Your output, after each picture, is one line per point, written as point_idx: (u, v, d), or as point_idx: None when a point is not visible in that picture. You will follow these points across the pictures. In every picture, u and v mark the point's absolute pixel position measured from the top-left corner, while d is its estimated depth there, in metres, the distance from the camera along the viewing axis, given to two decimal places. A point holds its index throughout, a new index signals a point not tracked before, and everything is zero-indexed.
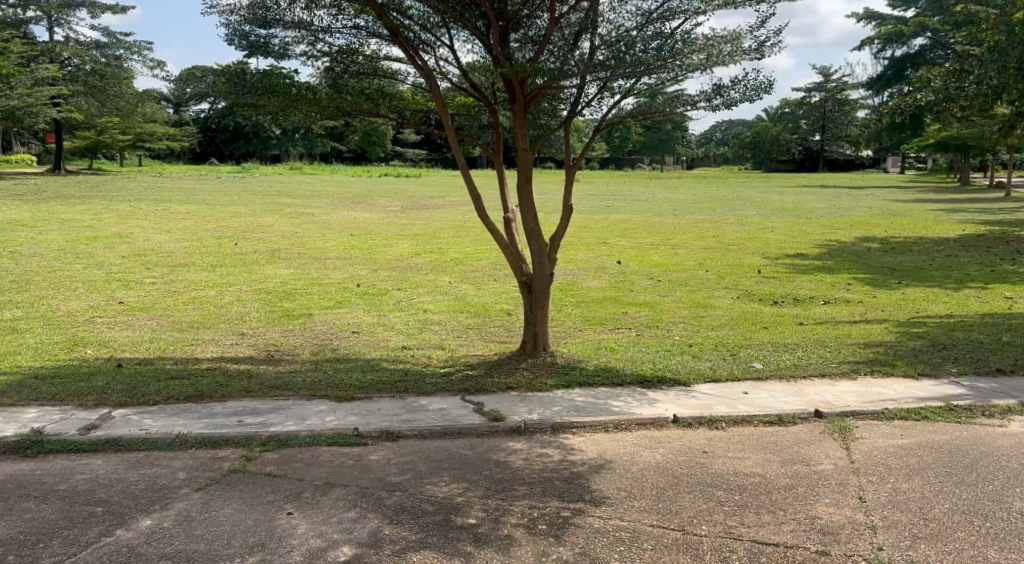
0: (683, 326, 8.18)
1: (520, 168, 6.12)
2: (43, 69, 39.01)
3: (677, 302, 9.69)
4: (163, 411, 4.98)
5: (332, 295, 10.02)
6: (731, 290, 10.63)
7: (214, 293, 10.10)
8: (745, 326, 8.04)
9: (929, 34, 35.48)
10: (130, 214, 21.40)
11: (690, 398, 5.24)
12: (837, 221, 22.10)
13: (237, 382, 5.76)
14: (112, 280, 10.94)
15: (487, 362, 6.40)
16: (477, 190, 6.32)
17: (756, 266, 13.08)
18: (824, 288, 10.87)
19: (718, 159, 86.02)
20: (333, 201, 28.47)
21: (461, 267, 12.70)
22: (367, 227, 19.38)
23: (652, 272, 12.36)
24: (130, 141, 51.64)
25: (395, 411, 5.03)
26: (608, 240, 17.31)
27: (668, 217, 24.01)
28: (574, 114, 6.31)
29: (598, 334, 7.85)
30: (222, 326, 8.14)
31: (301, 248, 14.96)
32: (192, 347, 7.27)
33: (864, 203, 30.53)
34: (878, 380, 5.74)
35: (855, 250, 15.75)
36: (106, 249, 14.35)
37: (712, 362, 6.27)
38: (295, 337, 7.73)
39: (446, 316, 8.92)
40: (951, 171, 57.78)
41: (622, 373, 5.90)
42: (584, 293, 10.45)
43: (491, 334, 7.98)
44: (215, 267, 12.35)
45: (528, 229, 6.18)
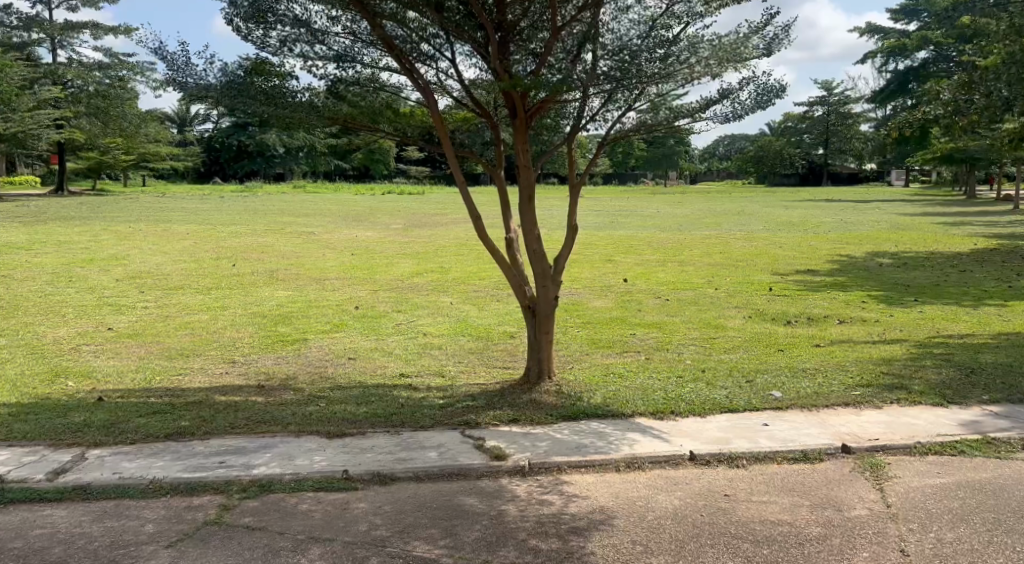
0: (694, 349, 7.83)
1: (522, 187, 5.78)
2: (47, 90, 38.98)
3: (687, 322, 9.33)
4: (140, 451, 4.65)
5: (330, 318, 9.71)
6: (742, 309, 10.29)
7: (208, 317, 9.79)
8: (760, 348, 7.68)
9: (934, 47, 35.24)
10: (129, 235, 21.15)
11: (706, 432, 4.87)
12: (845, 235, 21.75)
13: (224, 416, 5.44)
14: (104, 304, 10.64)
15: (488, 392, 6.03)
16: (477, 208, 5.98)
17: (767, 283, 12.72)
18: (838, 306, 10.51)
19: (721, 173, 85.88)
20: (336, 219, 28.25)
21: (463, 287, 12.37)
22: (368, 246, 19.10)
23: (659, 291, 12.02)
24: (134, 162, 51.64)
25: (389, 448, 4.69)
26: (613, 257, 16.99)
27: (674, 233, 23.69)
28: (578, 128, 6.00)
29: (606, 358, 7.50)
30: (213, 353, 7.81)
31: (300, 269, 14.67)
32: (180, 376, 6.94)
33: (871, 217, 30.20)
34: (905, 409, 5.38)
35: (867, 266, 15.39)
36: (100, 271, 14.06)
37: (728, 389, 5.91)
38: (288, 364, 7.39)
39: (447, 339, 8.59)
40: (956, 184, 57.49)
41: (632, 403, 5.55)
42: (590, 313, 10.12)
43: (494, 360, 7.63)
44: (210, 290, 12.03)
45: (532, 249, 5.83)
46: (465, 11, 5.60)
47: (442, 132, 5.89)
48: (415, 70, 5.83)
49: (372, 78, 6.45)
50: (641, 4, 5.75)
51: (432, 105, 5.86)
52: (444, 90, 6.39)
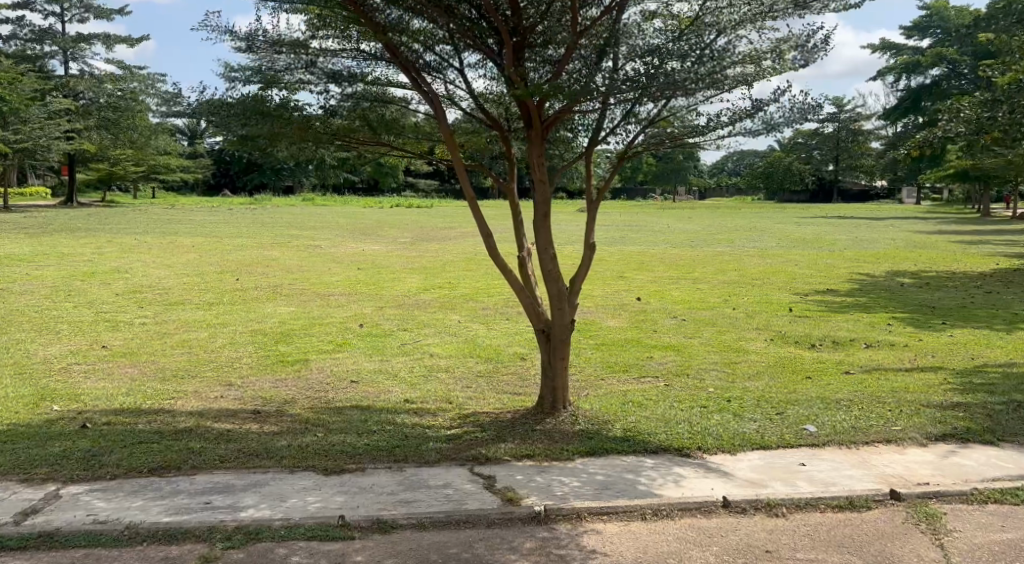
0: (716, 375, 7.41)
1: (537, 202, 5.38)
2: (59, 103, 38.96)
3: (706, 345, 8.92)
4: (119, 489, 4.26)
5: (334, 337, 9.32)
6: (762, 331, 9.87)
7: (207, 335, 9.41)
8: (786, 376, 7.24)
9: (949, 64, 34.81)
10: (134, 247, 20.85)
11: (738, 474, 4.45)
12: (861, 254, 21.28)
13: (214, 448, 5.05)
14: (101, 320, 10.30)
15: (498, 421, 5.59)
16: (488, 225, 5.58)
17: (786, 303, 12.29)
18: (863, 329, 10.06)
19: (730, 189, 85.52)
20: (342, 233, 27.94)
21: (471, 304, 11.98)
22: (375, 260, 18.76)
23: (674, 310, 11.61)
24: (143, 173, 51.62)
25: (391, 488, 4.28)
26: (625, 274, 16.57)
27: (685, 249, 23.28)
28: (597, 141, 5.59)
29: (623, 384, 7.08)
30: (209, 375, 7.43)
31: (305, 284, 14.32)
32: (172, 400, 6.56)
33: (886, 234, 29.72)
34: (953, 448, 4.94)
35: (888, 285, 14.93)
36: (101, 285, 13.72)
37: (757, 423, 5.49)
38: (288, 387, 7.01)
39: (454, 360, 8.19)
40: (969, 202, 56.95)
41: (655, 437, 5.13)
42: (604, 334, 9.70)
43: (504, 384, 7.22)
44: (212, 305, 11.68)
45: (546, 269, 5.43)
46: (479, 16, 5.22)
47: (452, 145, 5.49)
48: (422, 79, 5.43)
49: (376, 94, 6.08)
50: (669, 12, 5.38)
51: (440, 114, 5.46)
52: (454, 103, 6.02)
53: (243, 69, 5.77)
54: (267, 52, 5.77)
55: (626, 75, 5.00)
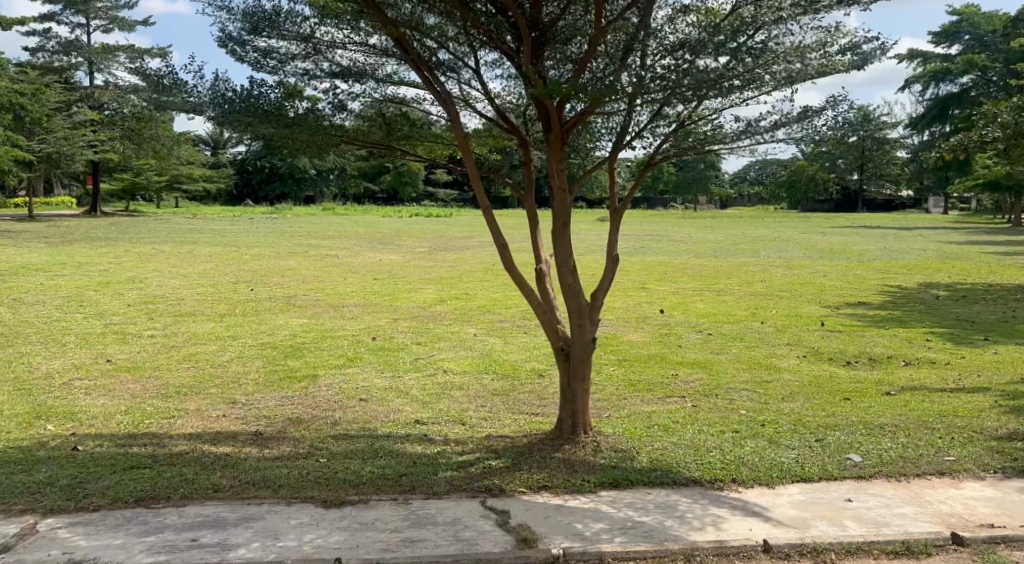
0: (747, 395, 6.99)
1: (556, 211, 4.99)
2: (82, 114, 39.24)
3: (734, 362, 8.49)
4: (102, 523, 3.93)
5: (345, 351, 8.98)
6: (794, 347, 9.42)
7: (215, 348, 9.12)
8: (822, 398, 6.80)
9: (980, 72, 33.99)
10: (151, 257, 20.72)
11: (778, 514, 4.04)
12: (892, 265, 20.66)
13: (209, 475, 4.70)
14: (109, 333, 10.03)
15: (515, 446, 5.21)
16: (503, 235, 5.21)
17: (818, 317, 11.80)
18: (901, 346, 9.58)
19: (752, 198, 84.59)
20: (360, 242, 27.72)
21: (488, 317, 11.62)
22: (392, 270, 18.46)
23: (700, 324, 11.17)
24: (166, 183, 51.90)
25: (396, 523, 3.91)
26: (647, 285, 16.13)
27: (708, 259, 22.81)
28: (622, 145, 5.19)
29: (648, 405, 6.67)
30: (214, 391, 7.11)
31: (320, 294, 14.03)
32: (172, 420, 6.23)
33: (915, 245, 29.03)
34: (1014, 482, 4.51)
35: (922, 298, 14.38)
36: (114, 296, 13.52)
37: (795, 454, 5.08)
38: (294, 405, 6.68)
39: (469, 377, 7.81)
40: (999, 212, 55.81)
41: (684, 468, 4.73)
42: (626, 349, 9.28)
43: (520, 403, 6.83)
44: (223, 317, 11.40)
45: (565, 283, 5.04)
46: (496, 11, 4.85)
47: (466, 151, 5.09)
48: (435, 78, 5.07)
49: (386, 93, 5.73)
50: (701, 8, 4.99)
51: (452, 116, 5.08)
52: (468, 105, 5.66)
53: (247, 61, 5.41)
54: (274, 44, 5.43)
55: (655, 73, 4.61)
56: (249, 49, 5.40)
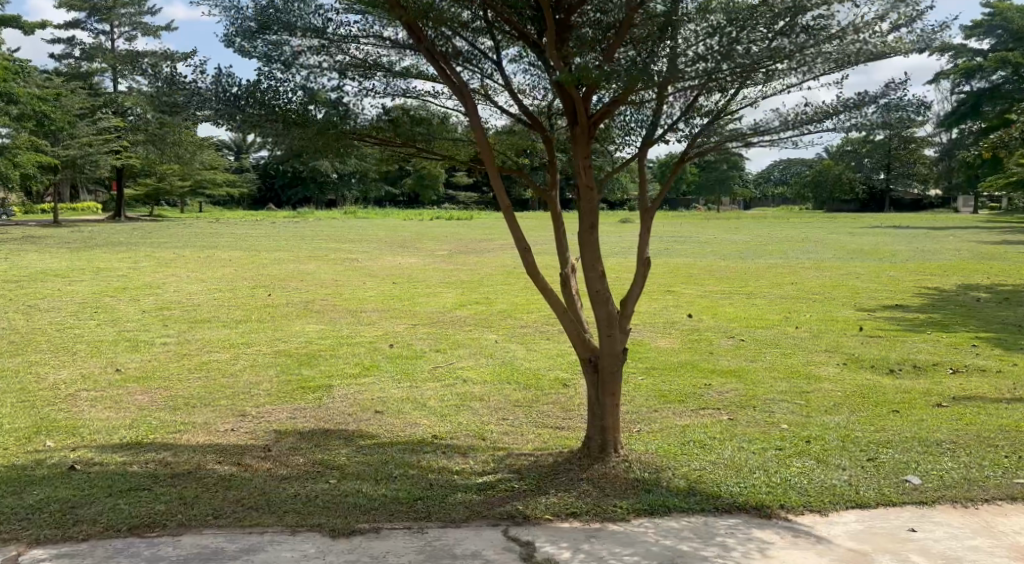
0: (786, 407, 6.58)
1: (583, 212, 4.59)
2: (106, 119, 39.45)
3: (770, 370, 8.06)
4: (90, 555, 3.59)
5: (362, 359, 8.63)
6: (832, 354, 8.95)
7: (228, 356, 8.81)
8: (869, 411, 6.38)
9: (1014, 68, 33.07)
10: (171, 262, 20.59)
11: (833, 547, 3.64)
12: (926, 266, 20.06)
13: (210, 498, 4.36)
14: (121, 340, 9.77)
15: (538, 467, 4.81)
16: (525, 237, 4.82)
17: (854, 322, 11.31)
18: (946, 352, 9.10)
19: (777, 199, 83.50)
20: (380, 246, 27.49)
21: (509, 322, 11.25)
22: (412, 274, 18.14)
23: (730, 328, 10.73)
24: (189, 188, 52.11)
25: (410, 556, 3.55)
26: (673, 288, 15.68)
27: (735, 260, 22.27)
28: (654, 139, 4.77)
29: (680, 418, 6.27)
30: (224, 403, 6.80)
31: (338, 300, 13.72)
32: (178, 434, 5.90)
33: (947, 245, 28.31)
34: None
35: (962, 301, 13.81)
36: (129, 302, 13.30)
37: (846, 477, 4.65)
38: (307, 417, 6.36)
39: (490, 387, 7.42)
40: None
41: (727, 493, 4.33)
42: (655, 356, 8.86)
43: (544, 416, 6.45)
44: (240, 323, 11.12)
45: (593, 289, 4.64)
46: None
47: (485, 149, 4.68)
48: (451, 69, 4.68)
49: (400, 88, 5.34)
50: None
51: (471, 111, 4.68)
52: (488, 100, 5.27)
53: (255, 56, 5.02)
54: (283, 38, 5.04)
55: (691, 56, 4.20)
56: (258, 42, 5.00)
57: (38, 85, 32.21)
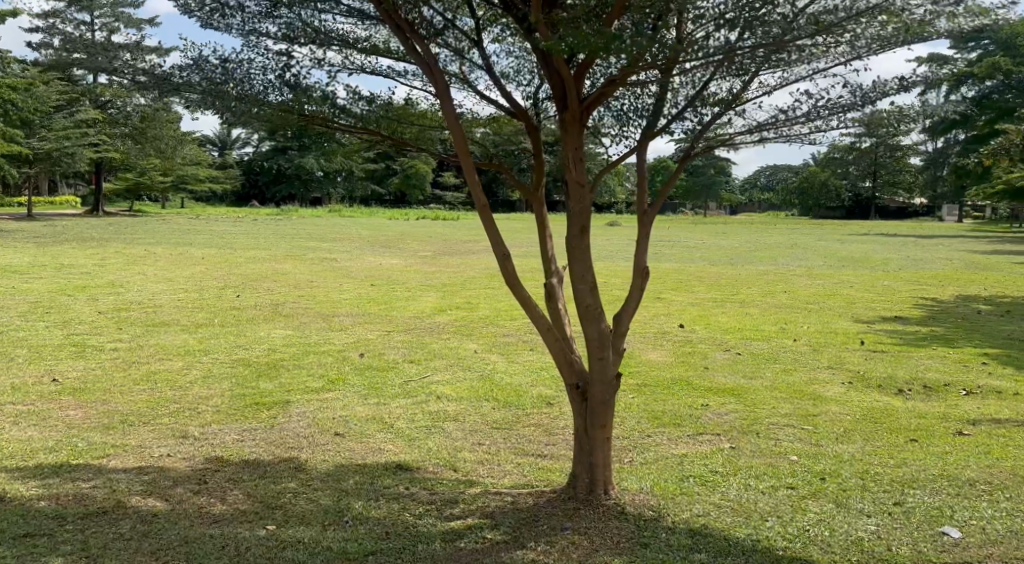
0: (792, 434, 5.95)
1: (573, 212, 3.90)
2: (83, 110, 38.31)
3: (769, 389, 7.43)
4: None
5: (327, 370, 7.88)
6: (836, 371, 8.31)
7: (180, 366, 8.05)
8: (885, 441, 5.74)
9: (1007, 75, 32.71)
10: (140, 259, 19.70)
11: None
12: (921, 275, 19.54)
13: (121, 550, 3.65)
14: (67, 345, 8.97)
15: (514, 510, 4.12)
16: (504, 240, 4.12)
17: (854, 334, 10.72)
18: (955, 369, 8.51)
19: (763, 203, 83.31)
20: (361, 246, 26.70)
21: (490, 329, 10.58)
22: (391, 276, 17.42)
23: (724, 339, 10.11)
24: (170, 184, 50.99)
25: None
26: (662, 295, 15.05)
27: (725, 266, 21.71)
28: (658, 129, 4.08)
29: (676, 446, 5.62)
30: (164, 421, 6.06)
31: (310, 302, 12.95)
32: (105, 458, 5.16)
33: (939, 254, 27.88)
34: None
35: (963, 312, 13.26)
36: (86, 302, 12.48)
37: (874, 526, 4.01)
38: (256, 440, 5.64)
39: (466, 405, 6.72)
40: (1016, 220, 54.48)
41: (736, 550, 3.68)
42: (646, 371, 8.17)
43: (525, 441, 5.77)
44: (201, 326, 10.37)
45: (583, 305, 3.95)
46: None
47: (459, 138, 3.94)
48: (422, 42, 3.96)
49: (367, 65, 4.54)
50: None
51: (443, 94, 3.95)
52: (465, 84, 4.51)
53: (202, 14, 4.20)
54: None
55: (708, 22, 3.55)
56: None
57: (10, 72, 31.06)
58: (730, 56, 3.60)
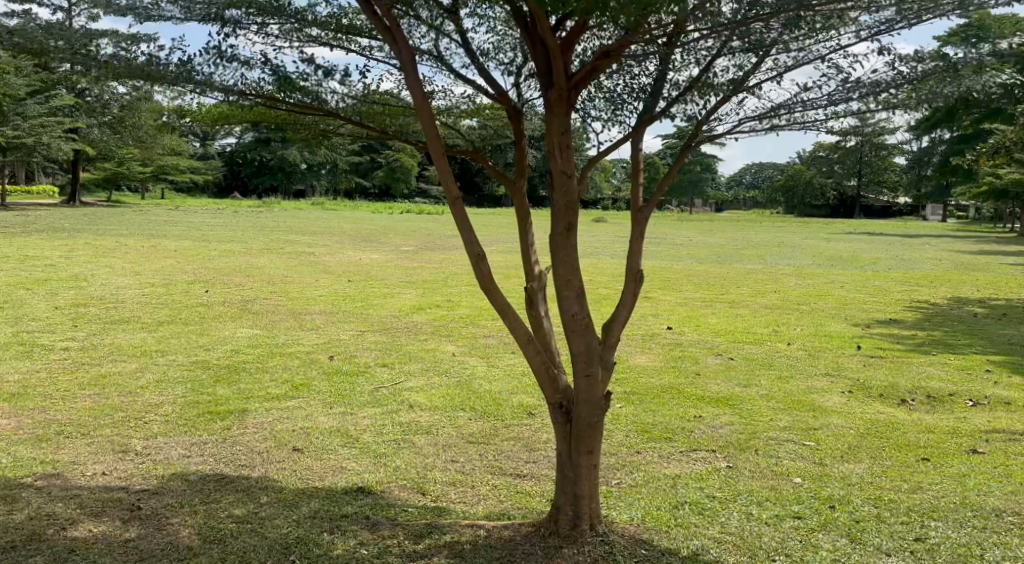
0: (795, 451, 5.46)
1: (559, 207, 3.37)
2: (57, 95, 37.25)
3: (766, 398, 6.96)
4: None
5: (293, 374, 7.32)
6: (835, 379, 7.83)
7: (134, 368, 7.47)
8: (897, 461, 5.27)
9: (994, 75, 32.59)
10: (109, 252, 19.01)
11: None
12: (910, 276, 19.21)
13: None
14: (14, 344, 8.36)
15: (487, 548, 3.62)
16: (480, 238, 3.59)
17: (849, 338, 10.31)
18: (960, 378, 8.08)
19: (748, 202, 83.27)
20: (342, 240, 26.05)
21: (469, 329, 10.05)
22: (370, 272, 16.82)
23: (715, 343, 9.65)
24: (150, 174, 50.01)
25: None
26: (648, 294, 14.59)
27: (713, 265, 21.29)
28: (657, 112, 3.55)
29: (667, 464, 5.13)
30: (106, 433, 5.48)
31: (283, 299, 12.36)
32: (28, 477, 4.59)
33: (926, 255, 27.63)
34: None
35: (959, 316, 12.86)
36: (45, 296, 11.85)
37: None
38: (203, 456, 5.08)
39: (441, 415, 6.19)
40: (999, 221, 54.58)
41: None
42: (634, 377, 7.66)
43: (503, 456, 5.25)
44: (162, 324, 9.78)
45: (568, 314, 3.43)
46: None
47: (429, 121, 3.39)
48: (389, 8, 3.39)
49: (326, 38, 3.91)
50: None
51: (410, 69, 3.39)
52: (439, 62, 3.95)
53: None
54: None
55: None
56: None
57: None
58: (745, 23, 3.08)
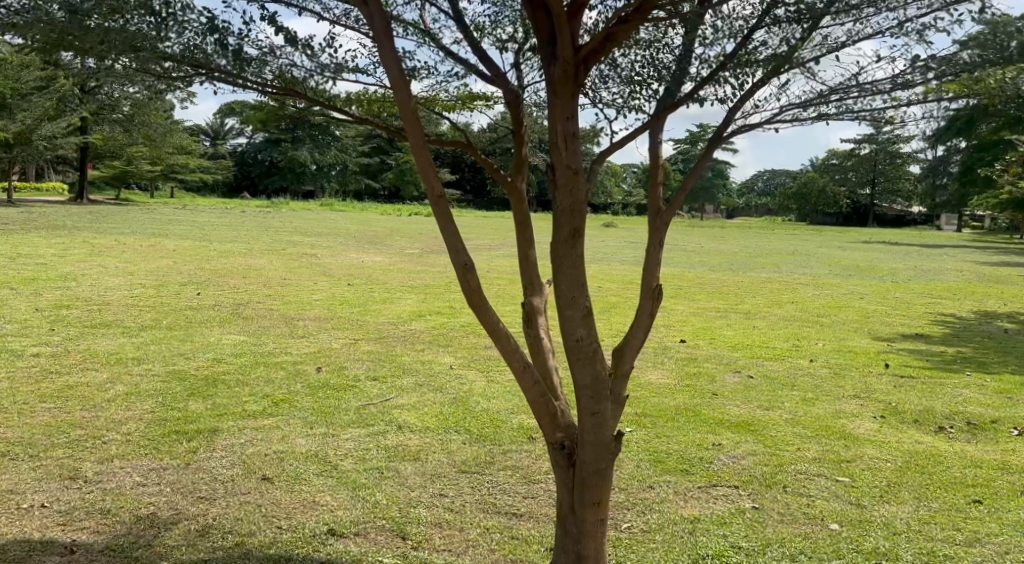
0: (828, 488, 4.87)
1: (564, 210, 2.76)
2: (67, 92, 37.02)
3: (790, 423, 6.35)
4: None
5: (275, 388, 6.74)
6: (864, 402, 7.19)
7: (105, 378, 6.92)
8: (945, 502, 4.66)
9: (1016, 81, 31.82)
10: (106, 250, 18.55)
11: None
12: (932, 288, 18.50)
13: None
14: None
15: None
16: (466, 244, 2.99)
17: (873, 354, 9.66)
18: (999, 401, 7.43)
19: (760, 209, 82.47)
20: (346, 242, 25.54)
21: (469, 339, 9.47)
22: (372, 275, 16.25)
23: (730, 357, 9.03)
24: (159, 173, 49.76)
25: None
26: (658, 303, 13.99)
27: (725, 273, 20.65)
28: (683, 95, 2.95)
29: (684, 502, 4.54)
30: (55, 456, 4.91)
31: (276, 303, 11.82)
32: None
33: (944, 265, 26.90)
34: None
35: (989, 331, 12.16)
36: (29, 296, 11.35)
37: None
38: (159, 485, 4.50)
39: (432, 438, 5.60)
40: (1015, 231, 53.67)
41: None
42: (646, 396, 7.06)
43: (499, 490, 4.66)
44: (145, 329, 9.23)
45: (571, 339, 2.83)
46: None
47: (406, 103, 2.77)
48: None
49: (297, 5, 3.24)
50: None
51: (386, 41, 2.77)
52: (426, 36, 3.36)
53: None
54: None
55: None
56: None
57: None
58: None
